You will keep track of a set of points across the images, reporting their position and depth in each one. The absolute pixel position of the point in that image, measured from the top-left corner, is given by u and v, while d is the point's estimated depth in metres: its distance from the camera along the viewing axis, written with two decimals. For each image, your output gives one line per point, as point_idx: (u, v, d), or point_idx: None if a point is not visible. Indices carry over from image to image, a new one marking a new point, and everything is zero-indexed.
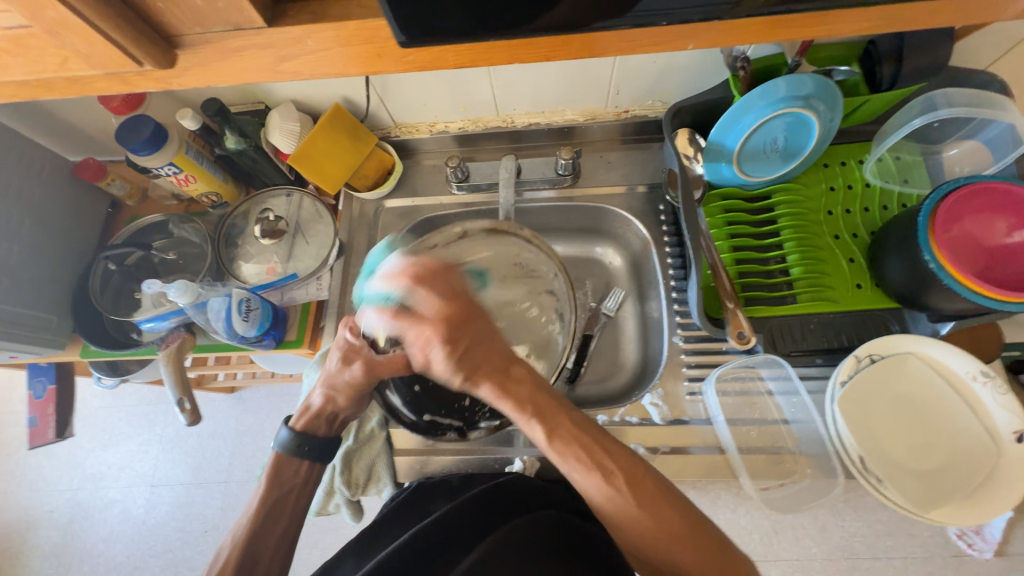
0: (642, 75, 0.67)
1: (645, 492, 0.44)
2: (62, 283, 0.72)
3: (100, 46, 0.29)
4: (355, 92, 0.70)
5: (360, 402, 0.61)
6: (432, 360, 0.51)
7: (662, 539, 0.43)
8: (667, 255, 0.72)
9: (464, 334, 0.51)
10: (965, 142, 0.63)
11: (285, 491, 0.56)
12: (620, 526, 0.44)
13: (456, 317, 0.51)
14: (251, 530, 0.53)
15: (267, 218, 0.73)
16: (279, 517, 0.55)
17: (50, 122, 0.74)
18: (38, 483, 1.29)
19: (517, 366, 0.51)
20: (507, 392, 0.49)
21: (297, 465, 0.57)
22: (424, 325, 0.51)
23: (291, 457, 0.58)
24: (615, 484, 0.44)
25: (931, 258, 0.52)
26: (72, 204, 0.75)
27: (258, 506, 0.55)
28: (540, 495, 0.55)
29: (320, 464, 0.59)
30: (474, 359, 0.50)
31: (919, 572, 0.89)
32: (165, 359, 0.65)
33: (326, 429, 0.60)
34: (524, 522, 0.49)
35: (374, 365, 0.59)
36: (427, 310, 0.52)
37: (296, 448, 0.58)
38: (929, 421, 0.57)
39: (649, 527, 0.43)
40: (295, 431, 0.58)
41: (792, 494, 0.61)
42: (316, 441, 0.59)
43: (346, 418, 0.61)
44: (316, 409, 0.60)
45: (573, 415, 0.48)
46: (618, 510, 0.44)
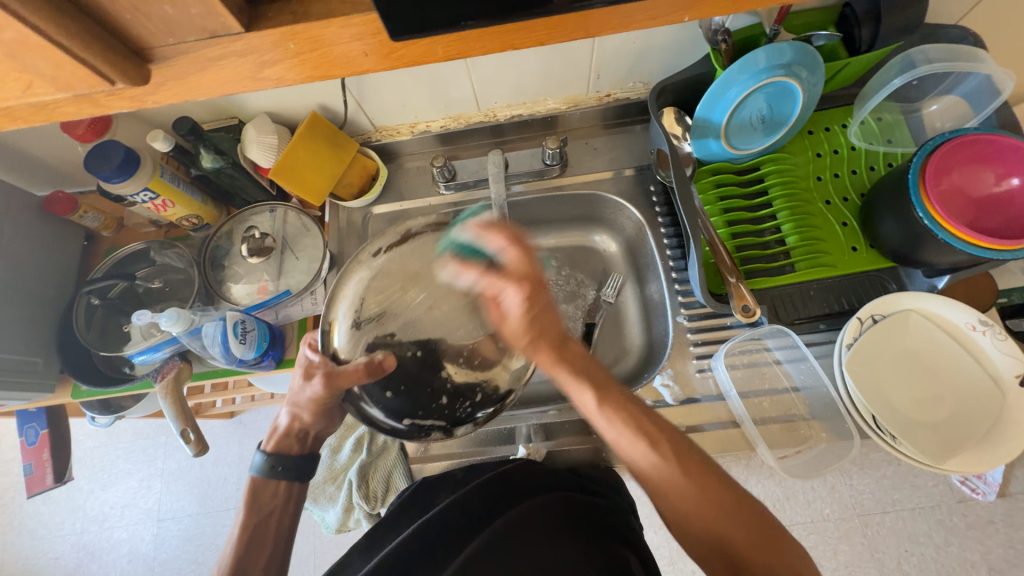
0: (622, 57, 0.66)
1: (690, 464, 0.44)
2: (43, 323, 0.69)
3: (65, 68, 0.25)
4: (331, 99, 0.68)
5: (328, 417, 0.58)
6: (506, 314, 0.50)
7: (701, 510, 0.43)
8: (663, 235, 0.72)
9: (544, 296, 0.49)
10: (944, 98, 0.64)
11: (265, 513, 0.55)
12: (664, 493, 0.44)
13: (543, 278, 0.50)
14: (236, 559, 0.52)
15: (253, 236, 0.70)
16: (262, 544, 0.53)
17: (11, 157, 0.70)
18: (40, 530, 1.25)
19: (572, 342, 0.51)
20: (562, 359, 0.49)
21: (274, 487, 0.56)
22: (513, 281, 0.48)
23: (265, 479, 0.56)
24: (661, 453, 0.44)
25: (925, 216, 0.52)
26: (44, 241, 0.72)
27: (238, 535, 0.53)
28: (549, 477, 0.54)
29: (299, 482, 0.57)
30: (540, 329, 0.49)
31: (929, 521, 0.91)
32: (163, 391, 0.63)
33: (298, 446, 0.58)
34: (531, 506, 0.49)
35: (334, 376, 0.52)
36: (516, 265, 0.49)
37: (270, 470, 0.56)
38: (935, 373, 0.58)
39: (692, 498, 0.43)
40: (266, 454, 0.57)
41: (808, 459, 0.62)
42: (289, 460, 0.57)
43: (318, 433, 0.59)
44: (284, 428, 0.58)
45: (615, 386, 0.48)
46: (660, 482, 0.44)
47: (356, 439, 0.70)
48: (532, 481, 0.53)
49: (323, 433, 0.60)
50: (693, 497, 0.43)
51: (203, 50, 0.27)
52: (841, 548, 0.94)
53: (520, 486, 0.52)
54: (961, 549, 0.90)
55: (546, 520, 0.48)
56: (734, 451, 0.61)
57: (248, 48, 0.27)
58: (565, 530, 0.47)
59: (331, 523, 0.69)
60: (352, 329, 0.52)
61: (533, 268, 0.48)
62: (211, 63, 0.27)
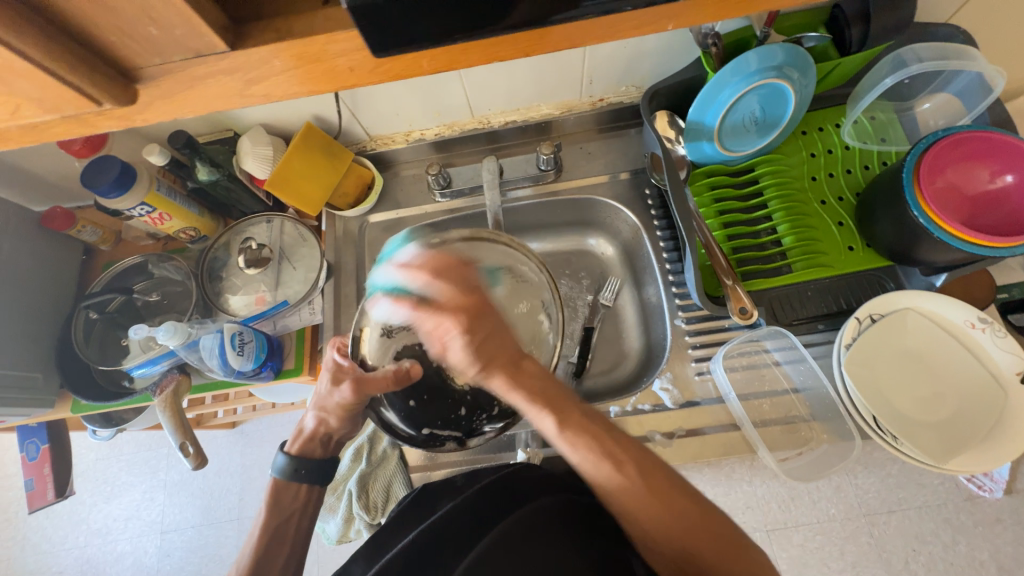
0: (614, 62, 0.66)
1: (656, 482, 0.44)
2: (42, 339, 0.69)
3: (52, 89, 0.25)
4: (324, 110, 0.69)
5: (353, 422, 0.58)
6: (449, 347, 0.49)
7: (666, 521, 0.43)
8: (659, 238, 0.72)
9: (486, 324, 0.49)
10: (936, 95, 0.64)
11: (286, 516, 0.54)
12: (626, 509, 0.44)
13: (480, 307, 0.50)
14: (254, 560, 0.51)
15: (250, 248, 0.71)
16: (280, 548, 0.53)
17: (9, 174, 0.70)
18: (43, 544, 1.25)
19: (527, 360, 0.50)
20: (517, 384, 0.48)
21: (296, 489, 0.56)
22: (450, 313, 0.49)
23: (286, 482, 0.56)
24: (623, 472, 0.44)
25: (919, 214, 0.52)
26: (43, 256, 0.72)
27: (259, 535, 0.53)
28: (546, 482, 0.53)
29: (319, 485, 0.57)
30: (493, 351, 0.49)
31: (936, 520, 0.90)
32: (162, 405, 0.63)
33: (321, 450, 0.58)
34: (527, 512, 0.48)
35: (362, 383, 0.53)
36: (449, 299, 0.49)
37: (293, 473, 0.56)
38: (936, 371, 0.58)
39: (658, 511, 0.43)
40: (289, 456, 0.56)
41: (809, 462, 0.62)
42: (312, 464, 0.57)
43: (340, 438, 0.59)
44: (310, 431, 0.57)
45: (579, 409, 0.48)
46: (624, 500, 0.44)
47: (354, 449, 0.70)
48: (532, 484, 0.52)
49: (345, 438, 0.60)
50: (655, 511, 0.43)
51: (189, 69, 0.27)
52: (847, 548, 0.94)
53: (522, 489, 0.52)
54: (969, 548, 0.89)
55: (545, 521, 0.47)
56: (735, 454, 0.60)
57: (234, 66, 0.27)
58: (566, 533, 0.46)
59: (331, 535, 0.68)
60: (383, 336, 0.57)
61: (470, 300, 0.49)
62: (198, 82, 0.27)
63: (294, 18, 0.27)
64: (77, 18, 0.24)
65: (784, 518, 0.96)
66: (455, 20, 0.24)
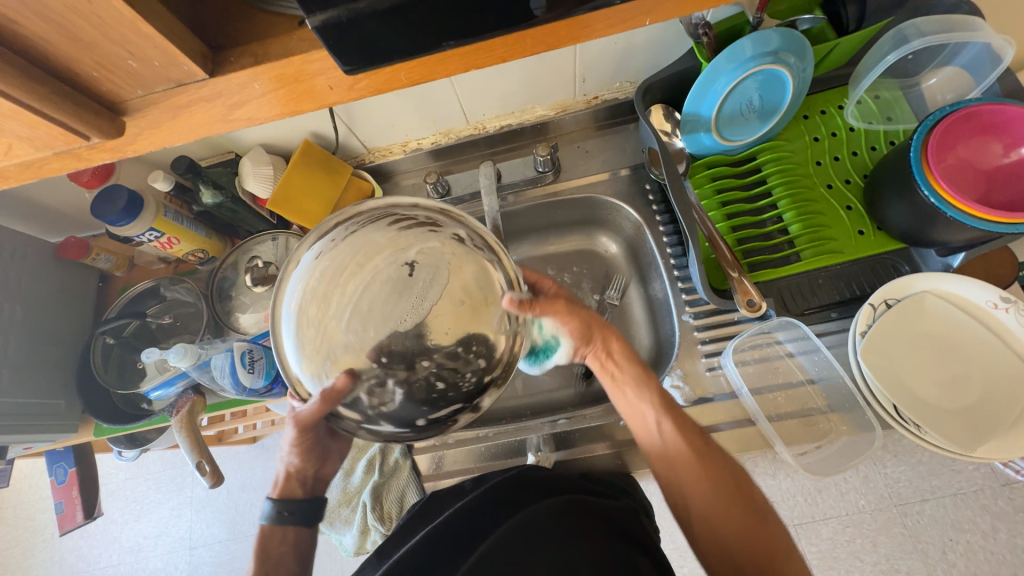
0: (605, 59, 0.66)
1: (731, 474, 0.49)
2: (64, 365, 0.71)
3: (42, 127, 0.26)
4: (321, 126, 0.69)
5: (318, 451, 0.58)
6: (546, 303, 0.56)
7: (729, 513, 0.47)
8: (662, 233, 0.70)
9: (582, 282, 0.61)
10: (943, 70, 0.62)
11: (274, 563, 0.53)
12: (689, 490, 0.49)
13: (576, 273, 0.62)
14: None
15: (256, 266, 0.71)
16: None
17: (25, 207, 0.73)
18: (79, 564, 1.29)
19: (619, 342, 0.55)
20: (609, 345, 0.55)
21: (281, 533, 0.55)
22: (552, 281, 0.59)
23: (273, 526, 0.55)
24: (696, 449, 0.49)
25: (930, 193, 0.50)
26: (61, 284, 0.74)
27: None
28: (552, 482, 0.52)
29: (305, 526, 0.56)
30: (583, 316, 0.54)
31: (972, 507, 0.87)
32: (179, 425, 0.65)
33: (301, 489, 0.58)
34: (529, 515, 0.47)
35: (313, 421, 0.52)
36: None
37: (278, 516, 0.55)
38: (956, 354, 0.56)
39: (728, 504, 0.47)
40: (274, 501, 0.56)
41: (832, 455, 0.60)
42: (296, 504, 0.57)
43: (320, 472, 0.59)
44: (284, 474, 0.57)
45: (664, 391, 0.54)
46: (685, 479, 0.49)
47: (367, 461, 0.69)
48: (540, 485, 0.52)
49: (322, 472, 0.59)
50: (730, 500, 0.47)
51: (171, 99, 0.27)
52: (880, 540, 0.90)
53: (529, 488, 0.51)
54: (1010, 535, 0.85)
55: (550, 524, 0.46)
56: (753, 450, 0.59)
57: (215, 92, 0.27)
58: (575, 531, 0.46)
59: (349, 547, 0.69)
60: (313, 374, 0.43)
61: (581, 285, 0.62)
62: (182, 110, 0.28)
63: (271, 41, 0.27)
64: (60, 57, 0.24)
65: (810, 511, 0.93)
66: (429, 32, 0.24)
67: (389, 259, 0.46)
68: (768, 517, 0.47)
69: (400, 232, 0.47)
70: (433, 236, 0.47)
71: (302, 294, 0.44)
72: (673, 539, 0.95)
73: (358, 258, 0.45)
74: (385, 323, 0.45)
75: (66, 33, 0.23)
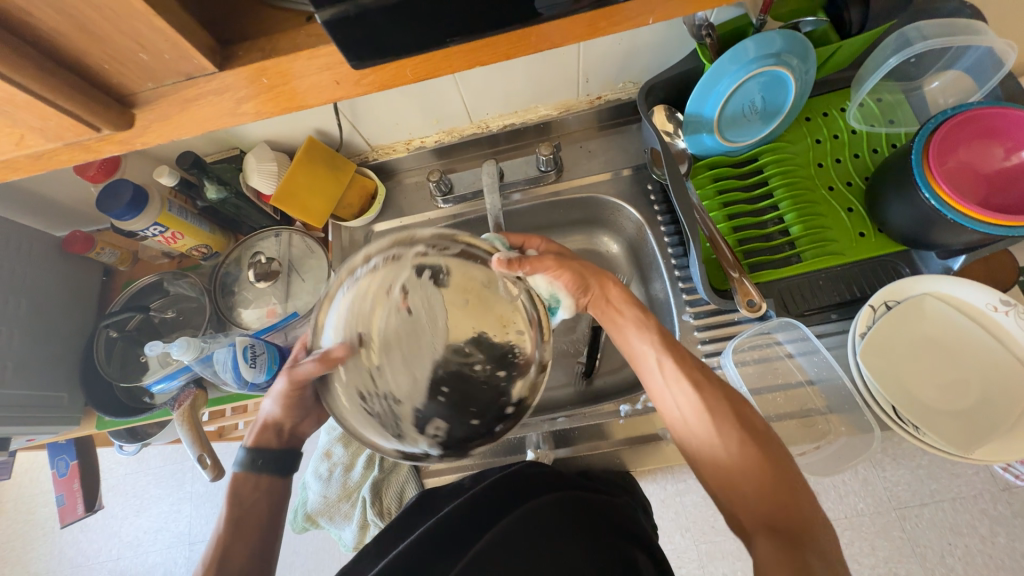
0: (609, 60, 0.66)
1: (734, 403, 0.47)
2: (67, 358, 0.72)
3: (52, 118, 0.26)
4: (325, 123, 0.70)
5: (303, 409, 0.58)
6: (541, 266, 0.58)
7: (730, 440, 0.45)
8: (664, 233, 0.70)
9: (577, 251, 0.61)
10: (946, 73, 0.62)
11: (245, 508, 0.54)
12: (701, 441, 0.47)
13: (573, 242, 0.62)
14: (220, 547, 0.52)
15: (259, 261, 0.73)
16: (245, 536, 0.53)
17: (31, 200, 0.73)
18: (79, 558, 1.29)
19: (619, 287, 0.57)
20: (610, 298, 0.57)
21: (254, 482, 0.55)
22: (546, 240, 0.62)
23: (246, 473, 0.56)
24: (697, 384, 0.48)
25: (931, 196, 0.51)
26: (65, 278, 0.75)
27: (222, 527, 0.53)
28: (550, 477, 0.52)
29: (278, 476, 0.57)
30: (575, 268, 0.56)
31: (971, 511, 0.88)
32: (180, 419, 0.65)
33: (276, 440, 0.58)
34: (525, 512, 0.47)
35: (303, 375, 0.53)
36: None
37: (250, 464, 0.56)
38: (956, 357, 0.56)
39: (730, 430, 0.46)
40: (247, 448, 0.56)
41: (828, 456, 0.60)
42: (269, 454, 0.57)
43: (294, 428, 0.59)
44: (262, 421, 0.58)
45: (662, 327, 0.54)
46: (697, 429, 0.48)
47: (367, 457, 0.70)
48: (537, 480, 0.51)
49: (299, 429, 0.60)
50: (728, 426, 0.46)
51: (180, 92, 0.28)
52: (879, 544, 0.90)
53: (525, 483, 0.51)
54: (1009, 540, 0.85)
55: (545, 523, 0.46)
56: None
57: (223, 86, 0.28)
58: (575, 531, 0.46)
59: (347, 542, 0.69)
60: (397, 441, 0.45)
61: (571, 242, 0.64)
62: (190, 103, 0.28)
63: (279, 36, 0.28)
64: (72, 49, 0.25)
65: None
66: (436, 29, 0.25)
67: (386, 315, 0.48)
68: (774, 444, 0.45)
69: (376, 281, 0.47)
70: (403, 270, 0.48)
71: (346, 391, 0.46)
72: (672, 540, 0.95)
73: (364, 326, 0.47)
74: (425, 360, 0.48)
75: (79, 25, 0.24)
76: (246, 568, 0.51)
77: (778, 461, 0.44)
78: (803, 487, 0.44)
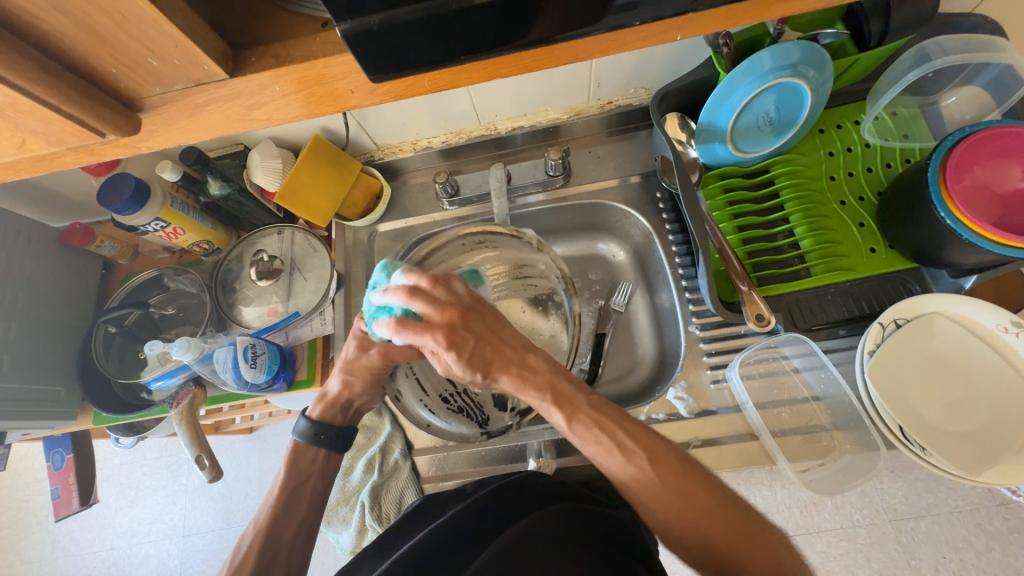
0: (622, 66, 0.65)
1: (670, 472, 0.44)
2: (64, 352, 0.71)
3: (55, 121, 0.25)
4: (332, 121, 0.69)
5: (377, 389, 0.58)
6: (448, 367, 0.47)
7: (683, 518, 0.43)
8: (672, 242, 0.70)
9: (473, 332, 0.47)
10: (962, 89, 0.61)
11: (303, 479, 0.55)
12: (649, 506, 0.44)
13: (462, 314, 0.47)
14: (272, 518, 0.52)
15: (262, 260, 0.72)
16: (299, 505, 0.54)
17: (31, 191, 0.72)
18: (72, 547, 1.29)
19: (532, 356, 0.49)
20: (523, 382, 0.48)
21: (314, 453, 0.56)
22: (435, 331, 0.45)
23: (308, 445, 0.56)
24: (628, 454, 0.45)
25: (946, 215, 0.50)
26: (66, 270, 0.74)
27: (277, 495, 0.54)
28: (556, 487, 0.53)
29: (336, 452, 0.57)
30: (468, 371, 0.46)
31: (966, 525, 0.87)
32: (178, 417, 0.64)
33: (341, 417, 0.58)
34: (533, 521, 0.47)
35: (390, 349, 0.55)
36: (434, 314, 0.46)
37: (313, 436, 0.56)
38: (964, 377, 0.55)
39: (674, 502, 0.43)
40: (311, 421, 0.57)
41: (834, 473, 0.59)
42: (332, 429, 0.57)
43: (360, 406, 0.59)
44: (333, 395, 0.57)
45: (585, 399, 0.48)
46: (639, 489, 0.44)
47: (366, 460, 0.68)
48: (541, 490, 0.52)
49: (363, 405, 0.59)
50: (669, 503, 0.43)
51: (190, 98, 0.27)
52: (873, 555, 0.90)
53: (531, 493, 0.51)
54: (1004, 555, 0.85)
55: (554, 531, 0.46)
56: (755, 465, 0.59)
57: (234, 93, 0.27)
58: (576, 538, 0.46)
59: (344, 546, 0.68)
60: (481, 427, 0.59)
61: (457, 308, 0.47)
62: (199, 109, 0.27)
63: (293, 42, 0.27)
64: (79, 54, 0.24)
65: (805, 524, 0.92)
66: (456, 41, 0.24)
67: None
68: (730, 500, 0.44)
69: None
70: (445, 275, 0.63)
71: (428, 395, 0.59)
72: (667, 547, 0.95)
73: None
74: None
75: (87, 29, 0.23)
76: (297, 538, 0.53)
77: (738, 519, 0.43)
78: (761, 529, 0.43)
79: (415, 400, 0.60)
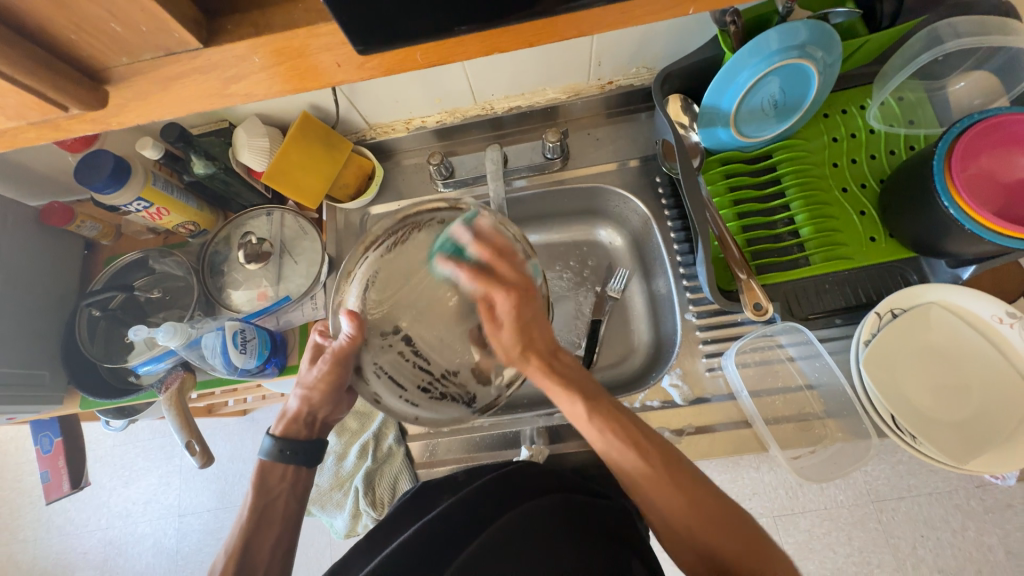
0: (623, 43, 0.63)
1: (680, 477, 0.45)
2: (46, 335, 0.69)
3: (13, 92, 0.23)
4: (322, 98, 0.66)
5: (334, 401, 0.57)
6: (498, 328, 0.47)
7: (692, 518, 0.44)
8: (670, 229, 0.69)
9: (533, 307, 0.48)
10: (972, 73, 0.59)
11: (272, 497, 0.55)
12: (656, 503, 0.45)
13: (532, 288, 0.48)
14: (243, 540, 0.52)
15: (250, 242, 0.69)
16: (269, 527, 0.54)
17: (5, 168, 0.69)
18: (67, 527, 1.29)
19: (562, 352, 0.51)
20: (552, 371, 0.49)
21: (282, 471, 0.56)
22: (507, 289, 0.46)
23: (274, 462, 0.56)
24: (641, 447, 0.46)
25: (950, 205, 0.49)
26: (45, 251, 0.72)
27: (247, 516, 0.54)
28: (548, 479, 0.52)
29: (306, 467, 0.57)
30: (519, 333, 0.48)
31: (945, 506, 0.90)
32: (168, 403, 0.63)
33: (306, 431, 0.57)
34: (520, 514, 0.46)
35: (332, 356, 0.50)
36: (508, 274, 0.47)
37: (279, 453, 0.56)
38: (957, 366, 0.55)
39: (682, 506, 0.44)
40: (275, 438, 0.56)
41: (824, 461, 0.60)
42: (299, 445, 0.56)
43: (325, 418, 0.58)
44: (293, 413, 0.57)
45: (607, 399, 0.49)
46: (646, 486, 0.46)
47: (360, 446, 0.68)
48: (533, 482, 0.51)
49: (330, 417, 0.59)
50: (680, 498, 0.45)
51: (160, 68, 0.25)
52: (855, 534, 0.92)
53: (523, 484, 0.51)
54: (979, 534, 0.88)
55: (543, 524, 0.46)
56: (747, 451, 0.59)
57: (209, 64, 0.25)
58: (567, 532, 0.46)
59: (338, 530, 0.69)
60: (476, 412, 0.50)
61: (528, 278, 0.48)
62: (172, 81, 0.25)
63: (273, 10, 0.25)
64: (35, 17, 0.22)
65: (790, 504, 0.94)
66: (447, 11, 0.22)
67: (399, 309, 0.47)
68: (732, 510, 0.45)
69: (369, 281, 0.47)
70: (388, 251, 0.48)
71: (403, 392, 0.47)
72: None
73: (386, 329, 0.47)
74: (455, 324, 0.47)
75: None
76: (270, 560, 0.53)
77: (739, 529, 0.44)
78: (763, 545, 0.44)
79: (396, 406, 0.47)
